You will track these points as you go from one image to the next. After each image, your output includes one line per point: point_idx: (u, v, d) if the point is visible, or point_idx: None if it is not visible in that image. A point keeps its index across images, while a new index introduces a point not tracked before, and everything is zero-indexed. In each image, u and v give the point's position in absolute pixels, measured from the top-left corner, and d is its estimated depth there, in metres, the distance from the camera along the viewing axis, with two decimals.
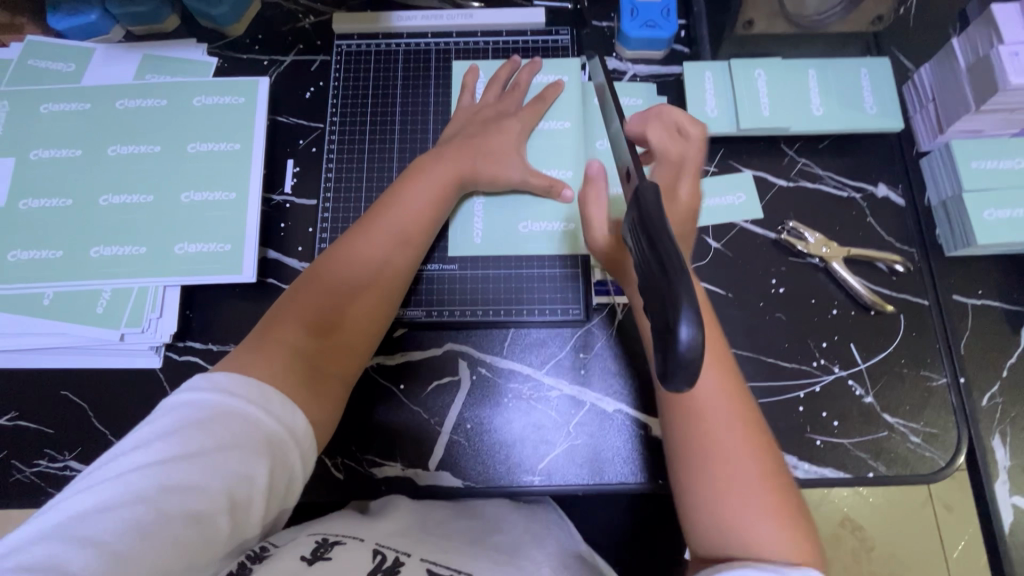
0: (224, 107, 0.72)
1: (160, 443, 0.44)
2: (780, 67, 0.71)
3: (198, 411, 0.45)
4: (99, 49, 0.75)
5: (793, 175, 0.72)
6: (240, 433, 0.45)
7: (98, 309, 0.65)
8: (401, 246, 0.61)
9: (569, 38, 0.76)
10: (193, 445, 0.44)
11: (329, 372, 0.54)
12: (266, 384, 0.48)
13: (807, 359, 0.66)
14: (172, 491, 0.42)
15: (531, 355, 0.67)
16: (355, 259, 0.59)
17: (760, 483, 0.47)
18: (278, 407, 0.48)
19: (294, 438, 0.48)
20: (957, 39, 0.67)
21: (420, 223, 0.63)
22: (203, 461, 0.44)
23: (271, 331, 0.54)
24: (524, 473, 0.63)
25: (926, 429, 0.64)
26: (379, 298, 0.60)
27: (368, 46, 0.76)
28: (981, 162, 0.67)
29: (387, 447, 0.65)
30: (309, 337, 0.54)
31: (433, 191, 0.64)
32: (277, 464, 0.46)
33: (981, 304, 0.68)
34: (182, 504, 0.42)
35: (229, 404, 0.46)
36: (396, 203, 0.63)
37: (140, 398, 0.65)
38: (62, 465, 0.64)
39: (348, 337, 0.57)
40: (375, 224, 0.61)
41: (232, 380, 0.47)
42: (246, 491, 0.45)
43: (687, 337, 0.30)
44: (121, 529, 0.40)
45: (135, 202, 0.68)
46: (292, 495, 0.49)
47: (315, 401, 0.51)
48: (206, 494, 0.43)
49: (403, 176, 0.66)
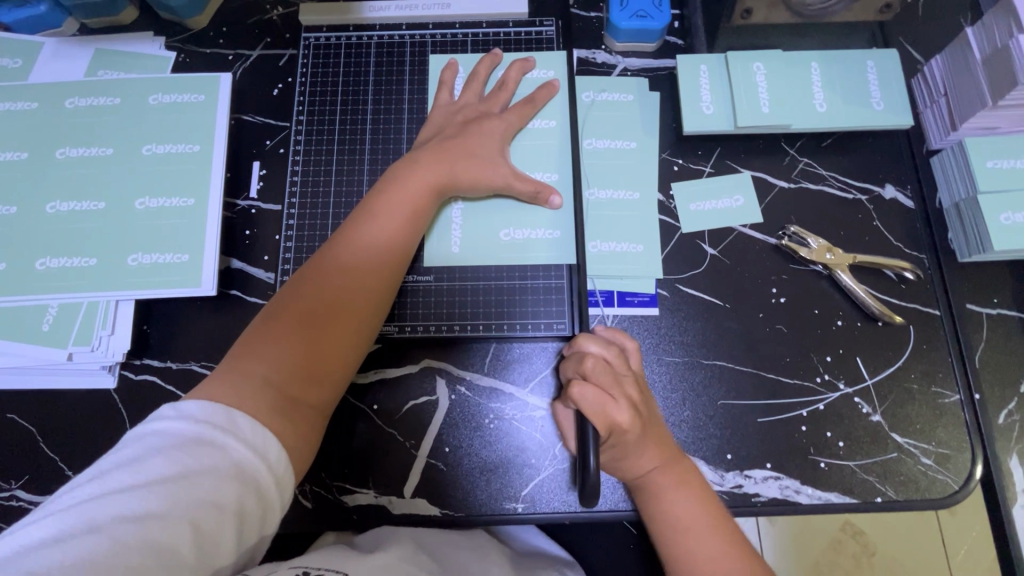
0: (183, 105, 0.67)
1: (121, 471, 0.40)
2: (780, 60, 0.67)
3: (164, 436, 0.42)
4: (49, 44, 0.70)
5: (795, 176, 0.67)
6: (209, 457, 0.42)
7: (45, 326, 0.60)
8: (381, 255, 0.57)
9: (554, 29, 0.71)
10: (157, 470, 0.41)
11: (305, 396, 0.51)
12: (233, 409, 0.45)
13: (811, 374, 0.61)
14: (131, 519, 0.38)
15: (514, 372, 0.62)
16: (329, 278, 0.55)
17: (711, 537, 0.52)
18: (247, 431, 0.44)
19: (266, 462, 0.44)
20: (972, 29, 0.62)
21: (401, 230, 0.59)
22: (168, 486, 0.40)
23: (246, 353, 0.51)
24: (507, 501, 0.59)
25: (938, 449, 0.59)
26: (360, 311, 0.55)
27: (338, 38, 0.71)
28: (998, 162, 0.62)
29: (359, 473, 0.60)
30: (283, 358, 0.51)
31: (411, 197, 0.59)
32: (249, 490, 0.43)
33: (996, 314, 0.63)
34: (142, 532, 0.38)
35: (198, 427, 0.43)
36: (373, 211, 0.58)
37: (92, 422, 0.61)
38: (8, 494, 0.59)
39: (324, 360, 0.53)
40: (353, 233, 0.57)
41: (199, 406, 0.44)
42: (214, 519, 0.41)
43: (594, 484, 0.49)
44: (70, 560, 0.36)
45: (86, 209, 0.63)
46: (265, 529, 0.44)
47: (286, 431, 0.48)
48: (168, 522, 0.39)
49: (382, 180, 0.61)
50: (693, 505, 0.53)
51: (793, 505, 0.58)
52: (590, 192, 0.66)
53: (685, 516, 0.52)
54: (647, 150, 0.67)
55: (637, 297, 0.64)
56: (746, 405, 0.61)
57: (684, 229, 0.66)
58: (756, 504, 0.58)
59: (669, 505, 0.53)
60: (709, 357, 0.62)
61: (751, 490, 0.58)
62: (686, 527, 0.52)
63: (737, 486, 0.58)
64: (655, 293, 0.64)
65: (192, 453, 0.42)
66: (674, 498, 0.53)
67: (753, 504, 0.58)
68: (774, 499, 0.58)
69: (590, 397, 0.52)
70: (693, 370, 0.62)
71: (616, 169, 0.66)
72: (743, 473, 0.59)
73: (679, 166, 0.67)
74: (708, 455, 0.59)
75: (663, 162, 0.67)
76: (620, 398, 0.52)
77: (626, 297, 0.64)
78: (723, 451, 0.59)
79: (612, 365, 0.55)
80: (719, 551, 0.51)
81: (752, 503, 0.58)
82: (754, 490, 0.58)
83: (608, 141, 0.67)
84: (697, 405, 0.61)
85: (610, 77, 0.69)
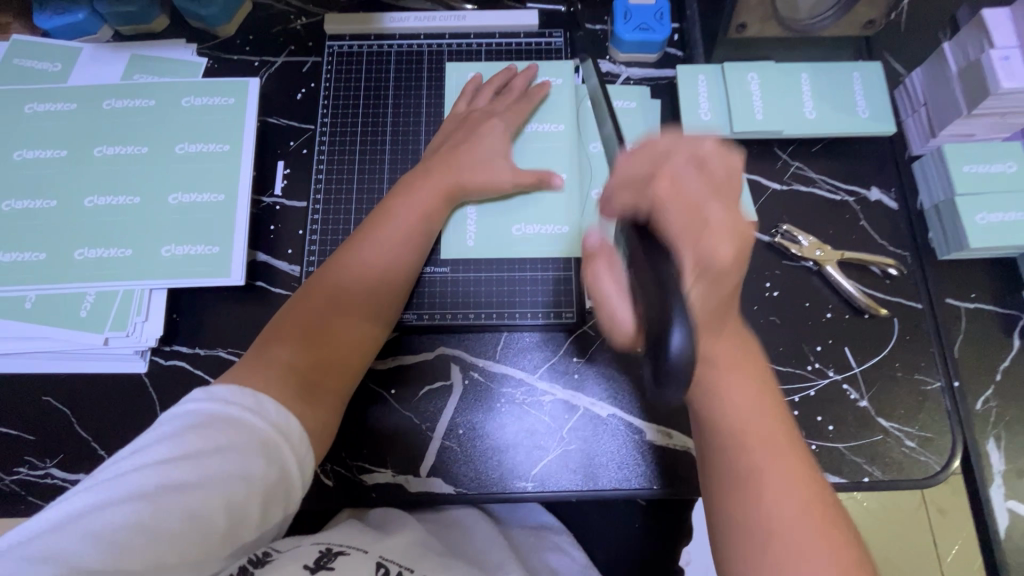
0: (214, 107, 0.71)
1: (159, 444, 0.44)
2: (773, 70, 0.71)
3: (194, 415, 0.45)
4: (86, 49, 0.74)
5: (786, 178, 0.72)
6: (237, 435, 0.45)
7: (82, 312, 0.64)
8: (394, 255, 0.62)
9: (562, 40, 0.76)
10: (190, 446, 0.44)
11: (325, 384, 0.54)
12: (261, 392, 0.48)
13: (802, 362, 0.66)
14: (169, 489, 0.42)
15: (524, 359, 0.66)
16: (346, 275, 0.59)
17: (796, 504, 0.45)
18: (272, 413, 0.48)
19: (289, 442, 0.47)
20: (949, 44, 0.68)
21: (414, 232, 0.63)
22: (201, 461, 0.43)
23: (269, 344, 0.54)
24: (517, 480, 0.63)
25: (920, 433, 0.63)
26: (375, 308, 0.59)
27: (360, 46, 0.75)
28: (973, 166, 0.67)
29: (378, 454, 0.64)
30: (304, 348, 0.54)
31: (424, 203, 0.64)
32: (273, 468, 0.46)
33: (974, 308, 0.68)
34: (180, 500, 0.42)
35: (226, 407, 0.46)
36: (388, 214, 0.63)
37: (125, 404, 0.64)
38: (43, 472, 0.62)
39: (341, 348, 0.56)
40: (369, 235, 0.62)
41: (228, 388, 0.47)
42: (242, 492, 0.44)
43: (678, 343, 0.35)
44: (119, 524, 0.41)
45: (122, 203, 0.67)
46: (289, 505, 0.47)
47: (310, 412, 0.51)
48: (202, 493, 0.43)
49: (396, 187, 0.66)
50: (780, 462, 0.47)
51: None
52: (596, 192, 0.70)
53: (769, 470, 0.46)
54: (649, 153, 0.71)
55: None
56: None
57: None
58: None
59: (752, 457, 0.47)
60: None
61: None
62: (764, 467, 0.46)
63: None
64: None
65: (221, 431, 0.45)
66: (759, 450, 0.47)
67: None
68: None
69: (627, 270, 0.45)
70: None
71: None
72: None
73: None
74: None
75: None
76: (697, 242, 0.42)
77: None
78: None
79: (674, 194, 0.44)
80: (804, 521, 0.44)
81: None
82: None
83: None
84: None
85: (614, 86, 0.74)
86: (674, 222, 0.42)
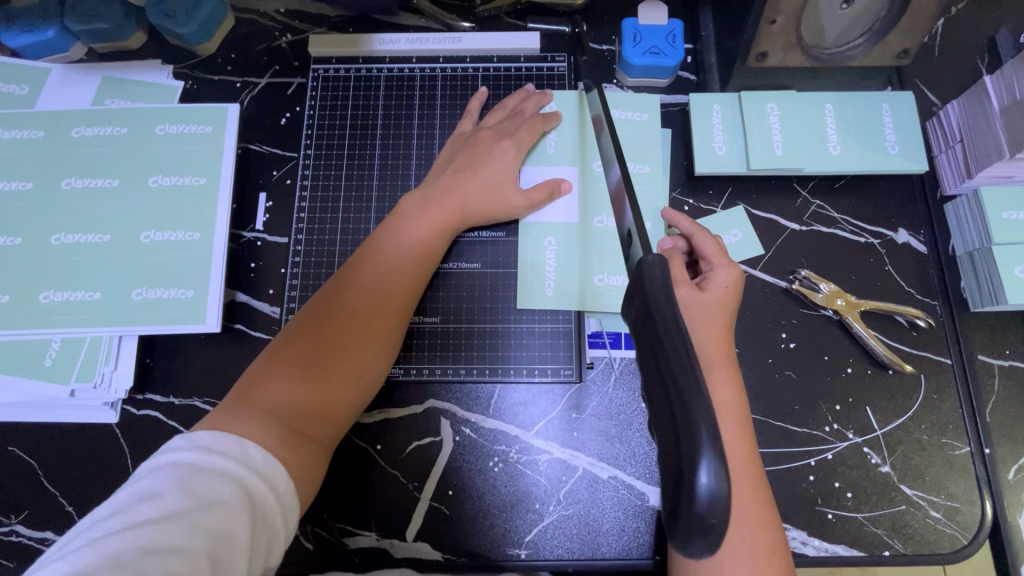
0: (190, 136, 0.66)
1: (139, 503, 0.39)
2: (794, 101, 0.66)
3: (178, 468, 0.41)
4: (56, 70, 0.69)
5: (806, 219, 0.66)
6: (222, 488, 0.41)
7: (47, 361, 0.60)
8: (399, 283, 0.57)
9: (566, 65, 0.70)
10: (174, 502, 0.39)
11: (312, 430, 0.50)
12: (247, 440, 0.44)
13: (819, 423, 0.61)
14: (150, 553, 0.37)
15: (520, 415, 0.62)
16: (335, 309, 0.54)
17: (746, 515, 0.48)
18: (259, 462, 0.44)
19: (275, 495, 0.44)
20: (990, 78, 0.62)
21: (421, 258, 0.58)
22: (186, 518, 0.38)
23: (255, 382, 0.50)
24: (510, 546, 0.58)
25: (947, 503, 0.59)
26: (377, 340, 0.54)
27: (348, 70, 0.70)
28: (1013, 213, 0.61)
29: (362, 516, 0.59)
30: (293, 388, 0.50)
31: (432, 225, 0.59)
32: (258, 522, 0.41)
33: (1008, 365, 0.63)
34: (164, 564, 0.36)
35: (210, 456, 0.42)
36: (392, 238, 0.58)
37: (93, 457, 0.60)
38: (7, 529, 0.58)
39: (332, 387, 0.52)
40: (373, 260, 0.57)
41: (214, 436, 0.43)
42: (229, 551, 0.39)
43: (707, 486, 0.29)
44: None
45: (91, 241, 0.63)
46: (270, 565, 0.43)
47: (293, 464, 0.47)
48: (189, 555, 0.37)
49: (400, 208, 0.61)
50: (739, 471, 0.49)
51: (800, 557, 0.57)
52: (599, 220, 0.65)
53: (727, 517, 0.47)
54: (659, 177, 0.65)
55: None
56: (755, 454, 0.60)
57: None
58: None
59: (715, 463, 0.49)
60: None
61: None
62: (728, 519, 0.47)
63: None
64: None
65: (206, 485, 0.40)
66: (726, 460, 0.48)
67: None
68: None
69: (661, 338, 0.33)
70: None
71: None
72: None
73: (690, 206, 0.66)
74: None
75: (674, 201, 0.67)
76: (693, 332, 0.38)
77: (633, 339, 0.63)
78: None
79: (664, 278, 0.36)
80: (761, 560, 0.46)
81: None
82: None
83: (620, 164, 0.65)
84: None
85: (621, 98, 0.67)
86: (707, 249, 0.56)
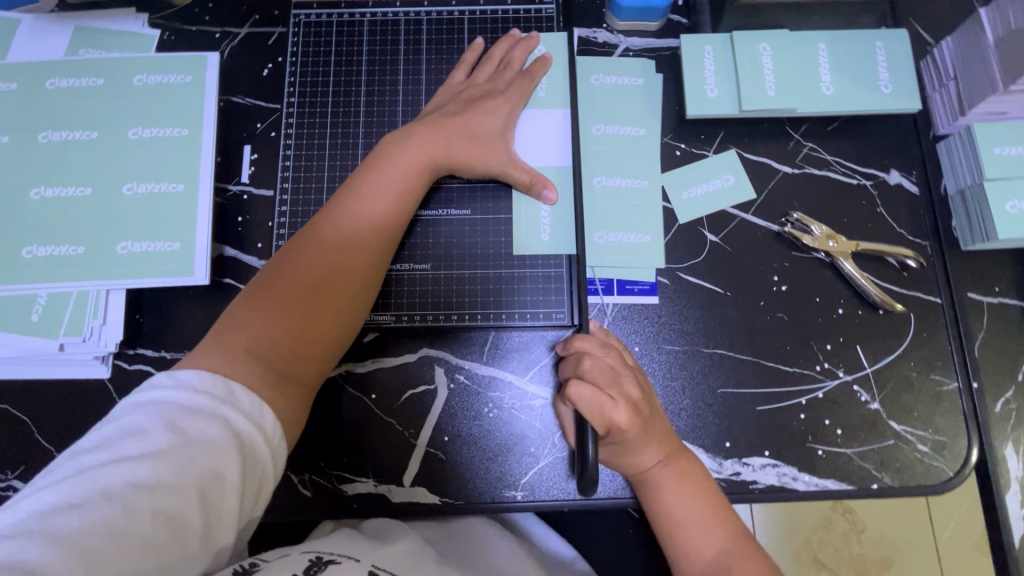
0: (170, 86, 0.65)
1: (128, 439, 0.39)
2: (788, 40, 0.65)
3: (163, 408, 0.41)
4: (25, 20, 0.66)
5: (799, 162, 0.66)
6: (209, 427, 0.41)
7: (34, 316, 0.59)
8: (376, 227, 0.56)
9: (554, 7, 0.69)
10: (162, 440, 0.39)
11: (294, 372, 0.49)
12: (230, 381, 0.44)
13: (810, 362, 0.61)
14: (141, 488, 0.38)
15: (513, 361, 0.62)
16: (308, 257, 0.53)
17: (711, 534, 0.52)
18: (246, 403, 0.43)
19: (265, 437, 0.43)
20: (985, 10, 0.61)
21: (398, 202, 0.57)
22: (175, 456, 0.39)
23: (232, 328, 0.49)
24: (505, 488, 0.59)
25: (935, 437, 0.60)
26: (355, 284, 0.54)
27: (330, 15, 0.68)
28: (1005, 148, 0.61)
29: (358, 463, 0.60)
30: (271, 331, 0.49)
31: (409, 168, 0.58)
32: (248, 462, 0.42)
33: (998, 303, 0.63)
34: (154, 500, 0.38)
35: (196, 397, 0.42)
36: (369, 182, 0.57)
37: (86, 412, 0.59)
38: (3, 485, 0.58)
39: (312, 330, 0.51)
40: (349, 205, 0.56)
41: (197, 376, 0.43)
42: (220, 490, 0.40)
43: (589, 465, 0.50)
44: (88, 526, 0.36)
45: (72, 195, 0.61)
46: (262, 501, 0.44)
47: (279, 404, 0.46)
48: (177, 491, 0.39)
49: (376, 151, 0.59)
50: (692, 503, 0.53)
51: (790, 492, 0.58)
52: (597, 180, 0.64)
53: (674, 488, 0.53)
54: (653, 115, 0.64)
55: (637, 285, 0.63)
56: (747, 393, 0.61)
57: (683, 219, 0.64)
58: (754, 492, 0.58)
59: (669, 510, 0.53)
60: (710, 346, 0.62)
61: (748, 477, 0.59)
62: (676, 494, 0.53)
63: (735, 473, 0.59)
64: (656, 281, 0.63)
65: (193, 425, 0.40)
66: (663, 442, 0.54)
67: (751, 491, 0.58)
68: (773, 486, 0.58)
69: (586, 397, 0.51)
70: (693, 359, 0.61)
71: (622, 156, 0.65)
72: (740, 460, 0.59)
73: (682, 150, 0.66)
74: (707, 443, 0.59)
75: (666, 146, 0.66)
76: (617, 399, 0.51)
77: (626, 285, 0.63)
78: (721, 438, 0.60)
79: (613, 366, 0.54)
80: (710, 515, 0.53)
81: (750, 490, 0.58)
82: (752, 478, 0.59)
83: (617, 127, 0.65)
84: (696, 395, 0.60)
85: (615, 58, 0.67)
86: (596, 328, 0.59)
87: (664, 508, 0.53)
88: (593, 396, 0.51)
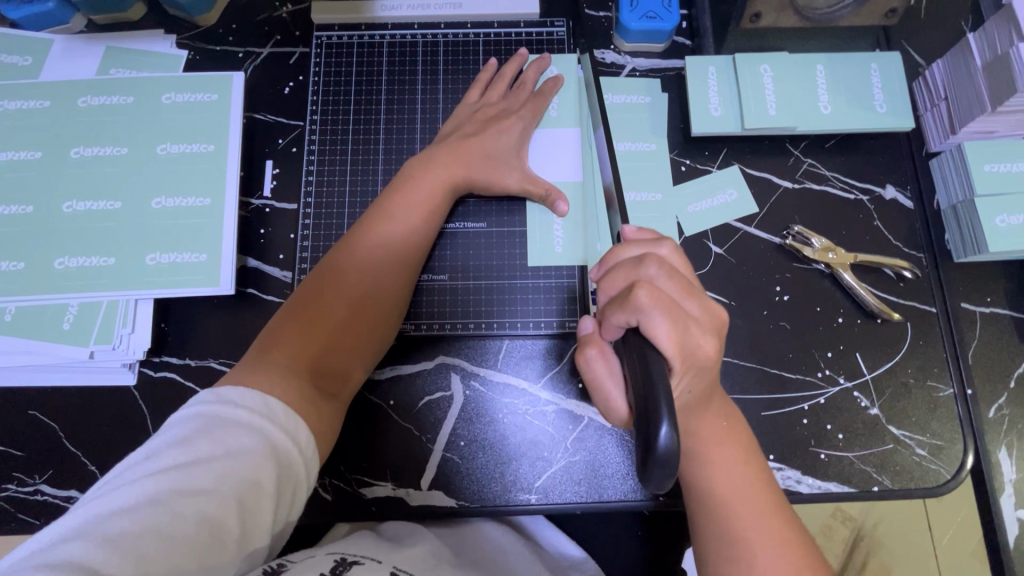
0: (197, 104, 0.67)
1: (172, 448, 0.41)
2: (787, 62, 0.68)
3: (204, 419, 0.43)
4: (57, 41, 0.69)
5: (799, 177, 0.69)
6: (248, 438, 0.43)
7: (65, 325, 0.61)
8: (405, 247, 0.58)
9: (565, 30, 0.72)
10: (204, 449, 0.41)
11: (329, 386, 0.52)
12: (269, 395, 0.46)
13: (812, 369, 0.64)
14: (184, 494, 0.39)
15: (527, 368, 0.64)
16: (341, 276, 0.55)
17: (761, 516, 0.49)
18: (281, 414, 0.45)
19: (298, 448, 0.45)
20: (973, 35, 0.64)
21: (425, 223, 0.60)
22: (216, 464, 0.41)
23: (270, 345, 0.51)
24: (520, 492, 0.61)
25: (932, 441, 0.62)
26: (384, 302, 0.57)
27: (350, 37, 0.71)
28: (995, 166, 0.64)
29: (377, 467, 0.62)
30: (307, 348, 0.51)
31: (434, 188, 0.61)
32: (282, 471, 0.43)
33: (989, 312, 0.66)
34: (196, 505, 0.39)
35: (234, 410, 0.44)
36: (398, 204, 0.59)
37: (113, 418, 0.61)
38: (33, 489, 0.60)
39: (345, 346, 0.54)
40: (379, 225, 0.58)
41: (238, 391, 0.45)
42: (257, 498, 0.41)
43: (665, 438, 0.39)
44: (136, 529, 0.37)
45: (102, 208, 0.64)
46: (295, 509, 0.45)
47: (314, 415, 0.48)
48: (218, 498, 0.40)
49: (402, 172, 0.62)
50: (742, 484, 0.50)
51: (795, 494, 0.61)
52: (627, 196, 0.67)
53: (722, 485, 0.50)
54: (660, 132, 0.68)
55: None
56: (752, 399, 0.63)
57: (689, 232, 0.67)
58: None
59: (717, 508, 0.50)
60: None
61: None
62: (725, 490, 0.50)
63: None
64: None
65: (233, 435, 0.42)
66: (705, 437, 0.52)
67: None
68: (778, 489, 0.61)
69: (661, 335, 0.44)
70: None
71: (630, 172, 0.68)
72: None
73: (687, 166, 0.69)
74: None
75: (672, 162, 0.69)
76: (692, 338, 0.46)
77: None
78: None
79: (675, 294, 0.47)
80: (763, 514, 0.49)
81: None
82: None
83: (630, 144, 0.68)
84: None
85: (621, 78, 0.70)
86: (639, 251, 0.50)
87: (712, 486, 0.50)
88: (668, 333, 0.44)
